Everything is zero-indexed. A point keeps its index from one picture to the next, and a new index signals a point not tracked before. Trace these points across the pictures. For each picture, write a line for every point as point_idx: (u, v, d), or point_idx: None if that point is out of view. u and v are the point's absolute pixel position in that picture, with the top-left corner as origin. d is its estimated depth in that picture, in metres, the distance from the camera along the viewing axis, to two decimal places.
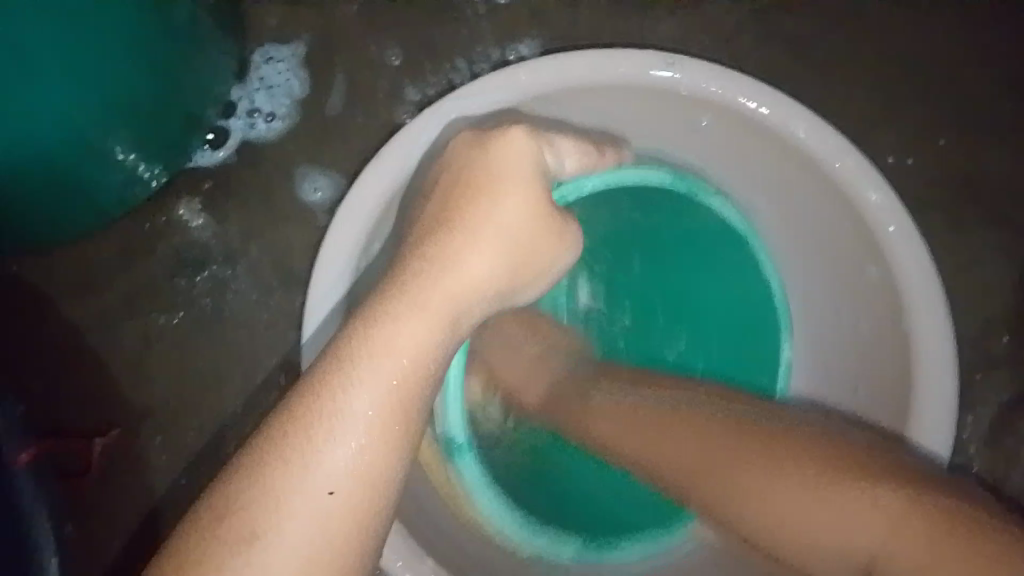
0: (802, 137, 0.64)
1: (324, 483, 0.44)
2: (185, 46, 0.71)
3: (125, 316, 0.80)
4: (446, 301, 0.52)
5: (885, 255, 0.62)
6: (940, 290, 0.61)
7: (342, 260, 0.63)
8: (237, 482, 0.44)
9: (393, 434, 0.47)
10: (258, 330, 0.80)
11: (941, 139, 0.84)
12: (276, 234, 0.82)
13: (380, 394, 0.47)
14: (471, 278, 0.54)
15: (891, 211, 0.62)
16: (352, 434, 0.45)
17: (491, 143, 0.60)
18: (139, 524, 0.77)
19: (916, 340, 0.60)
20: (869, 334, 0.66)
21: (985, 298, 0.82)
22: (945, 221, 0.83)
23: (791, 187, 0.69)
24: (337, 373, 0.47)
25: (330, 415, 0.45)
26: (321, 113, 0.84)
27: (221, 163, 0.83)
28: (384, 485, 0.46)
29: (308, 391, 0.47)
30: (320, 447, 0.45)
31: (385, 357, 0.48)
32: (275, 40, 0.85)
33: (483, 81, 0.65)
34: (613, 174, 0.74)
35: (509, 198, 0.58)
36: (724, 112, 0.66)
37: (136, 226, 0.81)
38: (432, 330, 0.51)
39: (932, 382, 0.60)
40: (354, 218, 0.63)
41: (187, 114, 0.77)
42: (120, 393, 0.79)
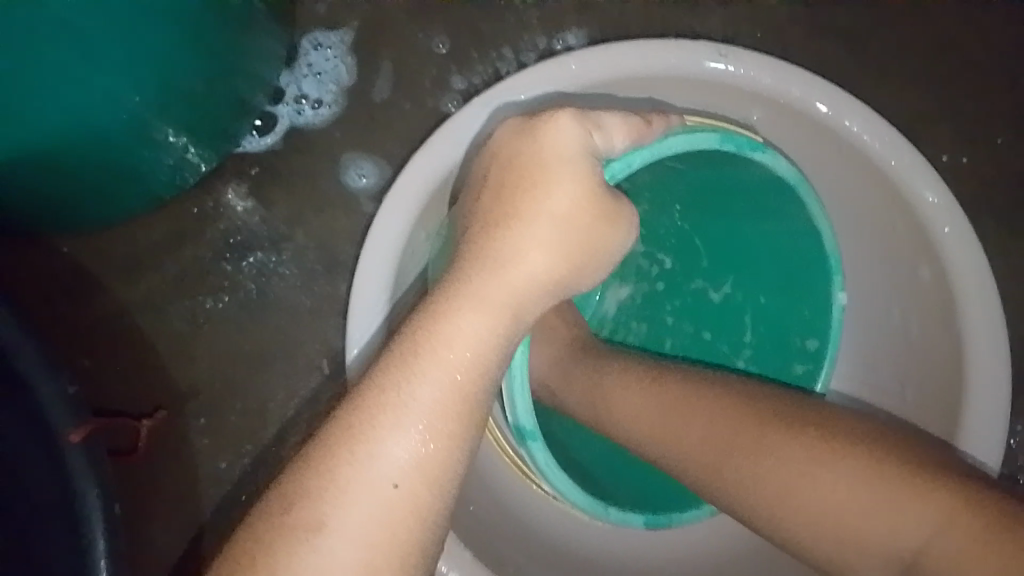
0: (855, 132, 0.62)
1: (384, 478, 0.45)
2: (238, 32, 0.71)
3: (171, 298, 0.81)
4: (503, 297, 0.52)
5: (938, 257, 0.61)
6: (995, 295, 0.59)
7: (387, 249, 0.63)
8: (301, 475, 0.45)
9: (450, 426, 0.48)
10: (301, 315, 0.81)
11: (999, 138, 0.81)
12: (321, 219, 0.82)
13: (439, 390, 0.48)
14: (529, 274, 0.53)
15: (946, 212, 0.60)
16: (411, 428, 0.47)
17: (538, 130, 0.56)
18: (183, 503, 0.79)
19: (967, 344, 0.59)
20: (921, 337, 0.64)
21: None
22: (1000, 223, 0.81)
23: (845, 184, 0.68)
24: (396, 369, 0.48)
25: (388, 410, 0.47)
26: (368, 100, 0.84)
27: (268, 149, 0.83)
28: (442, 479, 0.47)
29: (368, 385, 0.48)
30: (381, 442, 0.46)
31: (444, 352, 0.49)
32: (323, 27, 0.85)
33: (531, 72, 0.65)
34: (654, 144, 0.60)
35: (561, 189, 0.55)
36: (776, 105, 0.65)
37: (185, 210, 0.82)
38: (491, 325, 0.51)
39: (987, 388, 0.58)
40: (400, 207, 0.63)
41: (237, 99, 0.78)
42: (166, 374, 0.80)
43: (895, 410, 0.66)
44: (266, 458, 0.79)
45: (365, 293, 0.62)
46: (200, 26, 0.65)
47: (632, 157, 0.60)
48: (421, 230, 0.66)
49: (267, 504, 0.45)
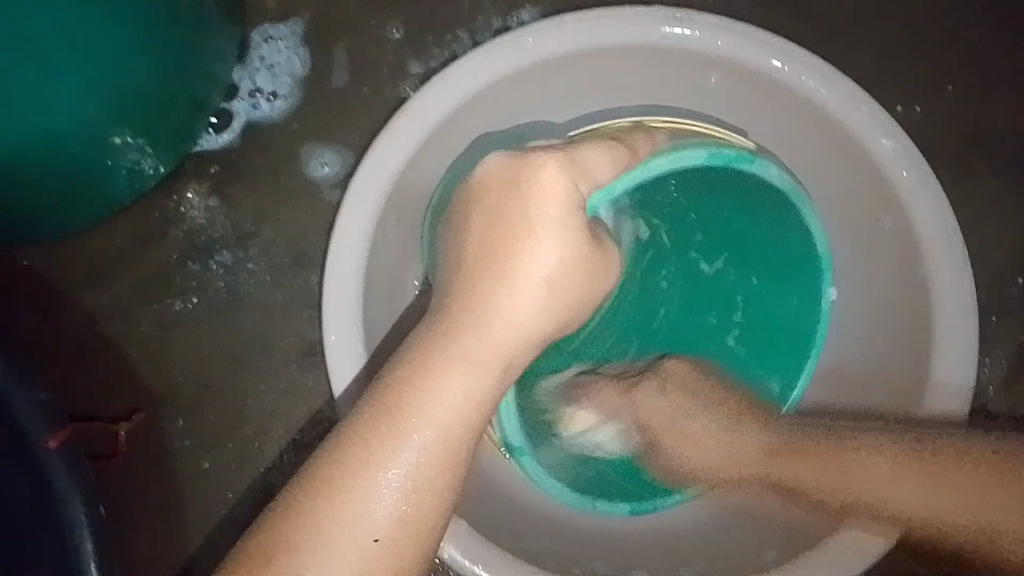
0: (814, 86, 0.63)
1: (365, 537, 0.47)
2: (189, 31, 0.70)
3: (139, 304, 0.80)
4: (493, 349, 0.53)
5: (900, 204, 0.62)
6: (956, 234, 0.60)
7: (358, 238, 0.62)
8: (283, 527, 0.47)
9: (432, 483, 0.49)
10: (274, 312, 0.80)
11: (950, 86, 0.82)
12: (285, 213, 0.82)
13: (421, 452, 0.49)
14: (513, 330, 0.54)
15: (904, 158, 0.61)
16: (390, 479, 0.49)
17: (529, 176, 0.55)
18: (165, 508, 0.78)
19: (936, 287, 0.60)
20: (887, 290, 0.66)
21: (1001, 247, 0.80)
22: (953, 169, 0.81)
23: (811, 145, 0.68)
24: (383, 426, 0.49)
25: (369, 467, 0.49)
26: (324, 91, 0.84)
27: (226, 147, 0.83)
28: (419, 533, 0.49)
29: (354, 438, 0.50)
30: (358, 500, 0.48)
31: (427, 411, 0.50)
32: (274, 20, 0.84)
33: (490, 49, 0.65)
34: (639, 169, 0.57)
35: (551, 243, 0.55)
36: (734, 68, 0.65)
37: (146, 213, 0.81)
38: (474, 385, 0.52)
39: (953, 340, 0.59)
40: (369, 192, 0.63)
41: (193, 99, 0.76)
42: (141, 381, 0.79)
43: (868, 361, 0.67)
44: (251, 456, 0.79)
45: (339, 283, 0.62)
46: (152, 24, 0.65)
47: (613, 186, 0.56)
48: (389, 217, 0.65)
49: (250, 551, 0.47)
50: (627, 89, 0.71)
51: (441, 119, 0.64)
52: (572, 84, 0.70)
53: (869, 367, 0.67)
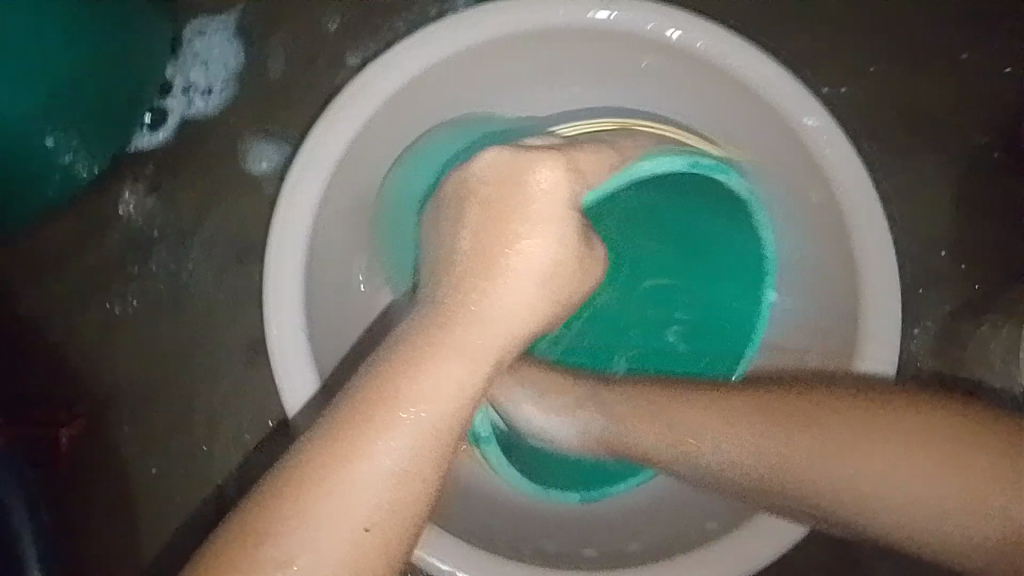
0: (740, 65, 0.65)
1: (355, 525, 0.45)
2: (117, 30, 0.70)
3: (79, 308, 0.79)
4: (487, 338, 0.52)
5: (826, 179, 0.64)
6: (879, 205, 0.63)
7: (299, 230, 0.62)
8: (273, 504, 0.45)
9: (426, 469, 0.47)
10: (219, 310, 0.79)
11: (875, 64, 0.84)
12: (225, 209, 0.81)
13: (415, 439, 0.47)
14: (507, 322, 0.53)
15: (828, 134, 0.64)
16: (384, 470, 0.46)
17: (528, 178, 0.55)
18: (117, 512, 0.77)
19: (860, 258, 0.62)
20: (816, 262, 0.68)
21: (929, 215, 0.82)
22: (884, 144, 0.83)
23: (740, 123, 0.70)
24: (375, 414, 0.47)
25: (361, 450, 0.46)
26: (259, 85, 0.83)
27: (163, 144, 0.81)
28: (409, 519, 0.47)
29: (347, 424, 0.47)
30: (350, 485, 0.45)
31: (424, 395, 0.48)
32: (205, 15, 0.83)
33: (424, 37, 0.65)
34: (625, 172, 0.63)
35: (549, 239, 0.55)
36: (664, 50, 0.67)
37: (82, 216, 0.79)
38: (467, 374, 0.50)
39: (881, 305, 0.61)
40: (308, 185, 0.63)
41: (126, 99, 0.75)
42: (85, 386, 0.78)
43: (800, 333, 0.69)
44: (199, 456, 0.78)
45: (281, 277, 0.62)
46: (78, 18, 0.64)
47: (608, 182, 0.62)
48: (329, 208, 0.65)
49: (236, 529, 0.45)
50: (561, 74, 0.73)
51: (378, 107, 0.64)
52: (507, 71, 0.71)
53: (803, 337, 0.69)
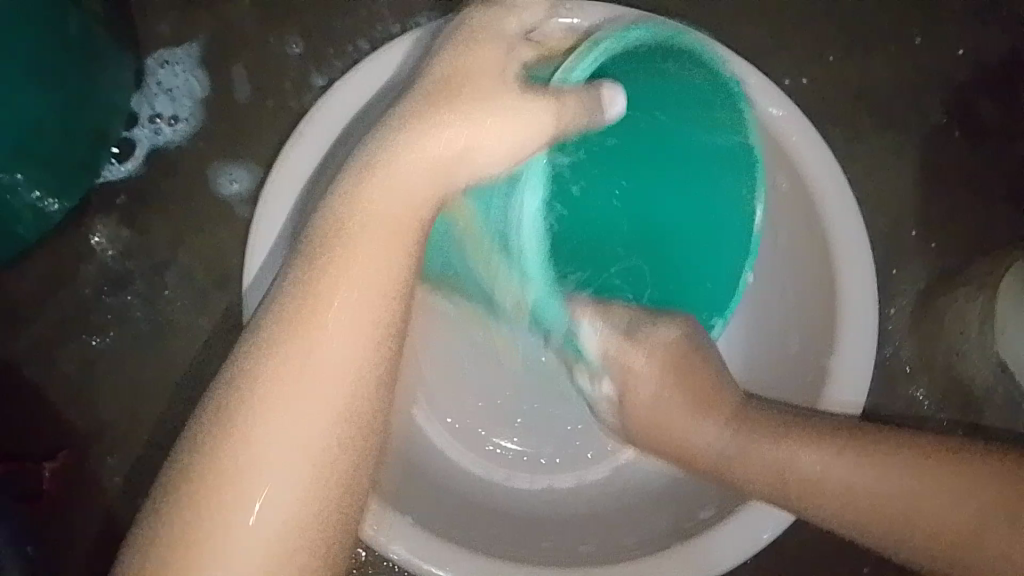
0: None
1: (300, 433, 0.45)
2: (78, 57, 0.69)
3: (56, 344, 0.77)
4: (389, 239, 0.49)
5: (792, 165, 0.65)
6: (845, 184, 0.64)
7: (270, 250, 0.62)
8: (208, 438, 0.44)
9: (356, 367, 0.47)
10: (197, 337, 0.78)
11: (831, 56, 0.85)
12: (200, 235, 0.80)
13: (348, 329, 0.47)
14: (433, 193, 0.50)
15: (792, 120, 0.65)
16: (322, 355, 0.46)
17: (466, 48, 0.51)
18: (101, 547, 0.74)
19: (831, 238, 0.63)
20: (786, 246, 0.68)
21: (894, 198, 0.83)
22: (845, 131, 0.84)
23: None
24: (303, 316, 0.47)
25: (289, 354, 0.46)
26: (226, 109, 0.83)
27: (131, 177, 0.81)
28: (351, 422, 0.46)
29: (288, 310, 0.47)
30: (288, 392, 0.45)
31: (337, 300, 0.47)
32: (169, 44, 0.84)
33: (392, 45, 0.65)
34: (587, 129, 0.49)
35: (485, 85, 0.50)
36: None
37: (56, 251, 0.79)
38: (379, 268, 0.48)
39: (854, 279, 0.62)
40: (277, 207, 0.62)
41: (93, 128, 0.75)
42: (65, 421, 0.76)
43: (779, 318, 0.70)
44: None
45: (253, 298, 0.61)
46: (42, 46, 0.65)
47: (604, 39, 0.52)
48: None
49: (181, 460, 0.45)
50: None
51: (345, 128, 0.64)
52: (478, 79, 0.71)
53: (785, 318, 0.69)
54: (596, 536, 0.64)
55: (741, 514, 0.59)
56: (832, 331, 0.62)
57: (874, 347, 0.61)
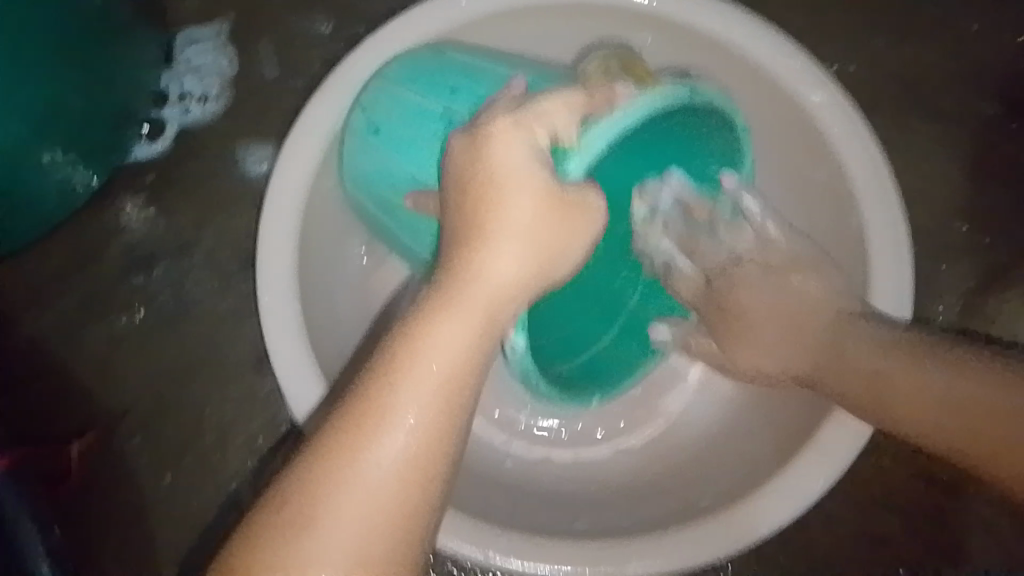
0: (742, 38, 0.63)
1: (373, 488, 0.39)
2: (108, 33, 0.69)
3: (83, 322, 0.77)
4: (479, 309, 0.44)
5: (833, 153, 0.62)
6: (887, 173, 0.61)
7: (288, 219, 0.59)
8: (289, 496, 0.39)
9: (443, 432, 0.41)
10: (223, 318, 0.78)
11: (874, 43, 0.83)
12: (227, 215, 0.80)
13: (434, 401, 0.41)
14: (500, 283, 0.45)
15: (835, 107, 0.62)
16: (399, 432, 0.40)
17: (483, 136, 0.47)
18: (125, 528, 0.74)
19: (867, 227, 0.60)
20: (822, 238, 0.66)
21: (936, 189, 0.80)
22: (886, 119, 0.82)
23: (742, 96, 0.67)
24: (393, 365, 0.41)
25: (370, 418, 0.40)
26: (254, 87, 0.82)
27: (160, 156, 0.81)
28: (435, 480, 0.41)
29: (362, 388, 0.41)
30: (367, 453, 0.39)
31: (430, 355, 0.42)
32: (199, 21, 0.84)
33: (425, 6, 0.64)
34: (610, 120, 0.50)
35: (526, 199, 0.46)
36: (658, 21, 0.66)
37: (85, 230, 0.79)
38: (468, 344, 0.43)
39: (891, 269, 0.59)
40: (298, 171, 0.60)
41: (121, 105, 0.75)
42: (91, 400, 0.76)
43: None
44: (210, 468, 0.75)
45: (270, 269, 0.58)
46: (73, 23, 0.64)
47: (616, 115, 0.50)
48: (317, 203, 0.63)
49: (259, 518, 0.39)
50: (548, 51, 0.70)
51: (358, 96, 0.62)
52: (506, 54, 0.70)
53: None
54: (615, 509, 0.62)
55: (730, 514, 0.55)
56: (861, 324, 0.59)
57: (905, 341, 0.58)
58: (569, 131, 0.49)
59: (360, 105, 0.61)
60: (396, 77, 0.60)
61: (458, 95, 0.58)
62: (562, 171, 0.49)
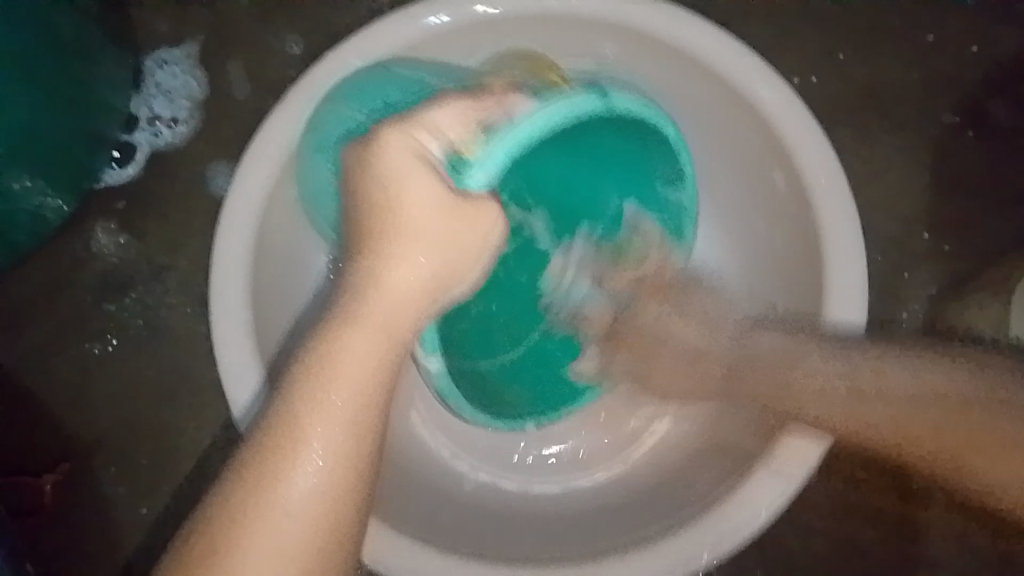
0: (691, 37, 0.62)
1: (291, 511, 0.37)
2: (76, 62, 0.69)
3: (56, 351, 0.77)
4: (389, 320, 0.43)
5: (789, 157, 0.60)
6: (841, 173, 0.59)
7: (245, 219, 0.59)
8: (209, 528, 0.37)
9: (361, 448, 0.40)
10: (199, 343, 0.77)
11: (838, 53, 0.85)
12: (201, 239, 0.80)
13: (346, 419, 0.39)
14: (406, 293, 0.44)
15: (787, 106, 0.60)
16: (312, 463, 0.38)
17: (370, 146, 0.45)
18: (103, 557, 0.74)
19: (823, 230, 0.58)
20: (784, 244, 0.64)
21: (901, 197, 0.82)
22: (851, 129, 0.83)
23: (691, 96, 0.66)
24: (301, 389, 0.40)
25: (287, 443, 0.38)
26: (225, 108, 0.82)
27: (132, 180, 0.81)
28: (356, 498, 0.39)
29: (274, 420, 0.39)
30: (286, 478, 0.38)
31: (338, 373, 0.40)
32: (167, 44, 0.83)
33: (389, 21, 0.63)
34: (509, 130, 0.50)
35: (422, 205, 0.45)
36: (634, 43, 0.64)
37: (56, 257, 0.78)
38: (377, 356, 0.42)
39: (848, 272, 0.57)
40: (249, 181, 0.60)
41: (91, 133, 0.74)
42: (66, 429, 0.76)
43: None
44: (188, 495, 0.75)
45: (226, 271, 0.58)
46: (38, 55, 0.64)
47: (521, 125, 0.50)
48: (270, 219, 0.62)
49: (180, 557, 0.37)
50: None
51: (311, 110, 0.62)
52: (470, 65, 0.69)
53: None
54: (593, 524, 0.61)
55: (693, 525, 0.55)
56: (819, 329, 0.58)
57: None
58: (467, 141, 0.48)
59: (311, 123, 0.61)
60: (342, 96, 0.61)
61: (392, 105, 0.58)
62: (461, 180, 0.48)
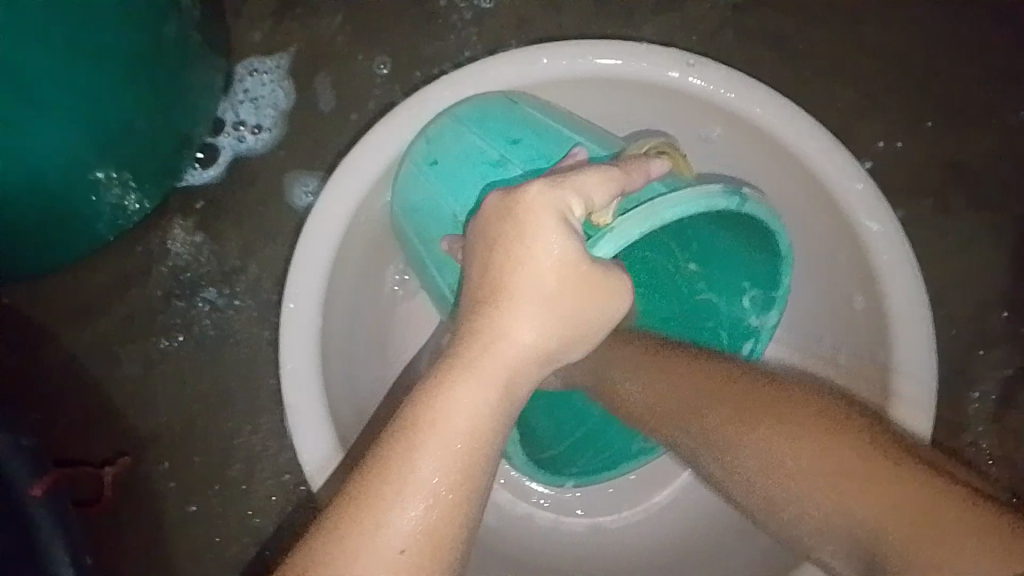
0: (798, 143, 0.63)
1: (392, 543, 0.37)
2: (173, 62, 0.71)
3: (121, 342, 0.78)
4: (504, 375, 0.43)
5: (875, 283, 0.60)
6: (928, 313, 0.58)
7: (329, 231, 0.61)
8: (309, 547, 0.37)
9: (465, 490, 0.39)
10: (261, 348, 0.78)
11: (926, 123, 0.83)
12: (271, 247, 0.81)
13: (455, 461, 0.39)
14: (520, 354, 0.45)
15: (889, 241, 0.60)
16: (423, 492, 0.38)
17: (517, 207, 0.47)
18: (146, 551, 0.74)
19: (897, 359, 0.58)
20: (849, 361, 0.64)
21: (981, 275, 0.80)
22: (932, 201, 0.82)
23: (791, 192, 0.66)
24: (413, 426, 0.40)
25: (394, 479, 0.38)
26: (309, 121, 0.84)
27: (211, 182, 0.82)
28: (453, 541, 0.39)
29: (384, 452, 0.40)
30: (389, 512, 0.38)
31: (450, 419, 0.40)
32: (260, 53, 0.85)
33: (500, 58, 0.65)
34: (652, 211, 0.51)
35: (550, 273, 0.46)
36: (728, 116, 0.65)
37: (130, 250, 0.80)
38: (490, 406, 0.42)
39: (912, 404, 0.56)
40: (335, 220, 0.61)
41: (177, 132, 0.76)
42: (122, 419, 0.77)
43: None
44: (236, 497, 0.76)
45: (305, 281, 0.59)
46: (141, 58, 0.66)
47: (664, 214, 0.51)
48: (346, 257, 0.63)
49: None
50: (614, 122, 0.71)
51: (424, 129, 0.63)
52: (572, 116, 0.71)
53: None
54: None
55: None
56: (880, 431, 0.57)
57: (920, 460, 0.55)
58: (603, 212, 0.50)
59: (424, 137, 0.63)
60: (464, 117, 0.62)
61: (521, 148, 0.60)
62: (592, 247, 0.50)
